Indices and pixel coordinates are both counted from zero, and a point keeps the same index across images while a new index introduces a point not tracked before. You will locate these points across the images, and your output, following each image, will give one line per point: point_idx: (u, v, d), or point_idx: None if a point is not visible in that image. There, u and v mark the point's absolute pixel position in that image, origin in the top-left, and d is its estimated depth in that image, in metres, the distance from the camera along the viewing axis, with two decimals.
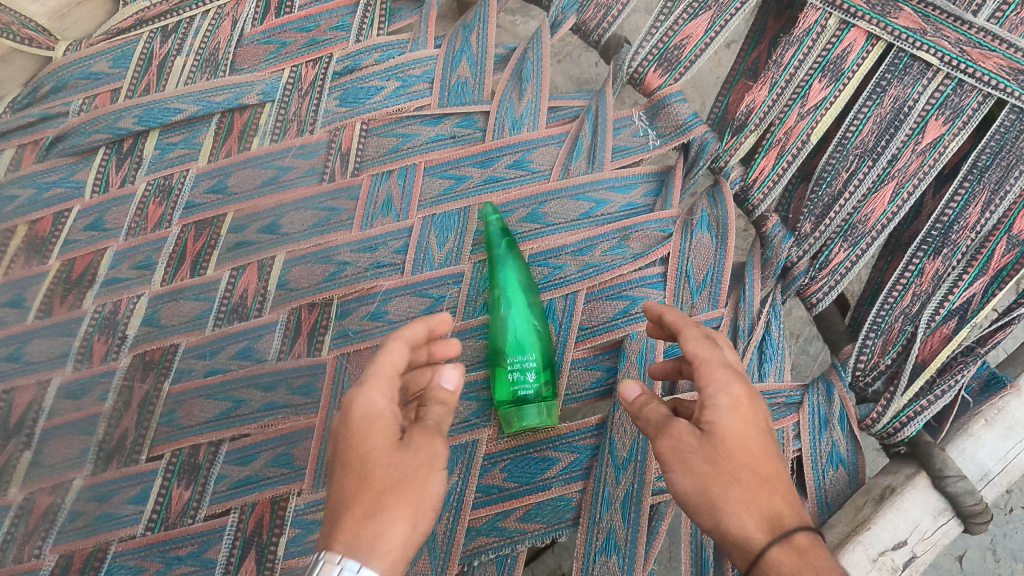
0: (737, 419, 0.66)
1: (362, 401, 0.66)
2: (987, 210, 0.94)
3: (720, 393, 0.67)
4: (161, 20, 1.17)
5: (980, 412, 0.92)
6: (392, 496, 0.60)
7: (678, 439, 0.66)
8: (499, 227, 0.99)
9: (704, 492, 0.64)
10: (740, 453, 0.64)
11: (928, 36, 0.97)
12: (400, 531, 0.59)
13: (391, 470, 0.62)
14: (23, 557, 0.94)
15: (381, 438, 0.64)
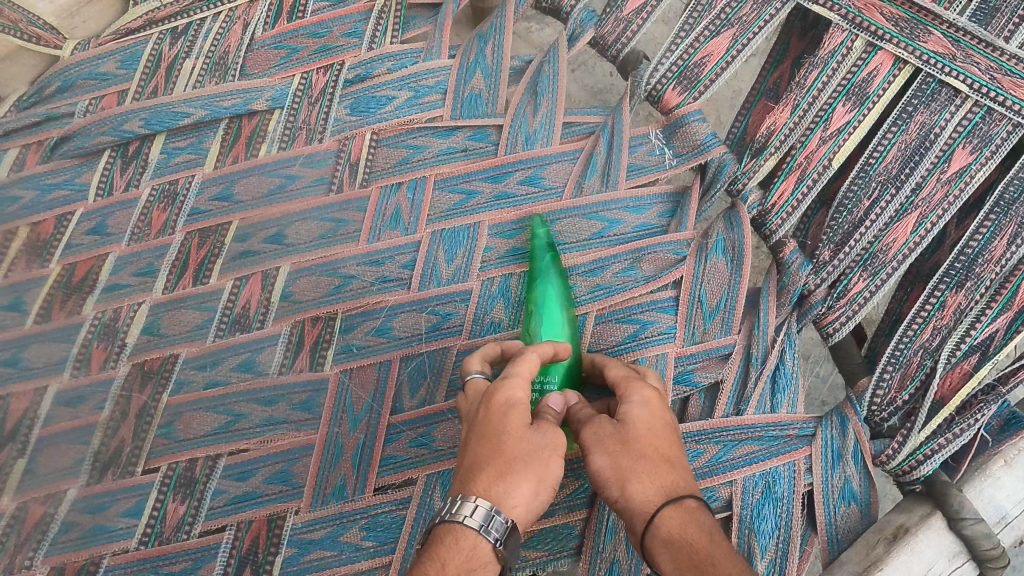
0: (646, 412, 0.75)
1: (507, 389, 0.73)
2: (1012, 244, 0.92)
3: (637, 393, 0.76)
4: (171, 22, 1.15)
5: (1000, 452, 0.89)
6: (522, 465, 0.71)
7: (599, 427, 0.75)
8: (545, 241, 0.97)
9: (615, 467, 0.73)
10: (648, 437, 0.74)
11: (957, 61, 0.94)
12: (524, 496, 0.70)
13: (524, 445, 0.72)
14: (14, 568, 0.92)
15: (518, 416, 0.73)
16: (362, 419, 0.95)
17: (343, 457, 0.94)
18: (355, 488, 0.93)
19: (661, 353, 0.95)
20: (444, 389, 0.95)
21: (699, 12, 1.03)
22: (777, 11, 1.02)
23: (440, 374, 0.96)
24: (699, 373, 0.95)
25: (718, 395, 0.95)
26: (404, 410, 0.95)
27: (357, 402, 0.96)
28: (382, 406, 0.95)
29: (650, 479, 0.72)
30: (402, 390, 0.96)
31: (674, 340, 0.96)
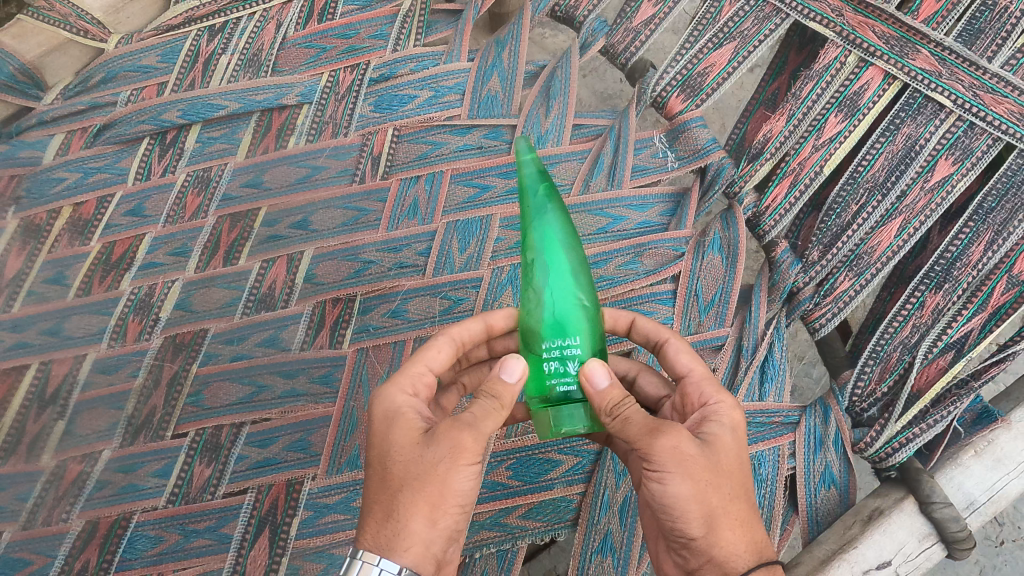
0: (732, 437, 0.72)
1: (384, 399, 0.73)
2: (989, 250, 0.98)
3: (724, 414, 0.73)
4: (209, 20, 1.23)
5: (971, 443, 0.96)
6: (409, 492, 0.67)
7: (680, 443, 0.69)
8: (534, 170, 0.76)
9: (705, 502, 0.69)
10: (738, 469, 0.71)
11: (942, 78, 1.01)
12: (417, 525, 0.67)
13: (412, 465, 0.68)
14: (52, 521, 0.99)
15: (396, 428, 0.71)
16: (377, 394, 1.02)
17: (358, 428, 1.01)
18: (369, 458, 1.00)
19: None
20: None
21: (703, 26, 1.10)
22: (776, 27, 1.08)
23: None
24: None
25: None
26: None
27: (372, 378, 1.03)
28: None
29: (735, 526, 0.70)
30: None
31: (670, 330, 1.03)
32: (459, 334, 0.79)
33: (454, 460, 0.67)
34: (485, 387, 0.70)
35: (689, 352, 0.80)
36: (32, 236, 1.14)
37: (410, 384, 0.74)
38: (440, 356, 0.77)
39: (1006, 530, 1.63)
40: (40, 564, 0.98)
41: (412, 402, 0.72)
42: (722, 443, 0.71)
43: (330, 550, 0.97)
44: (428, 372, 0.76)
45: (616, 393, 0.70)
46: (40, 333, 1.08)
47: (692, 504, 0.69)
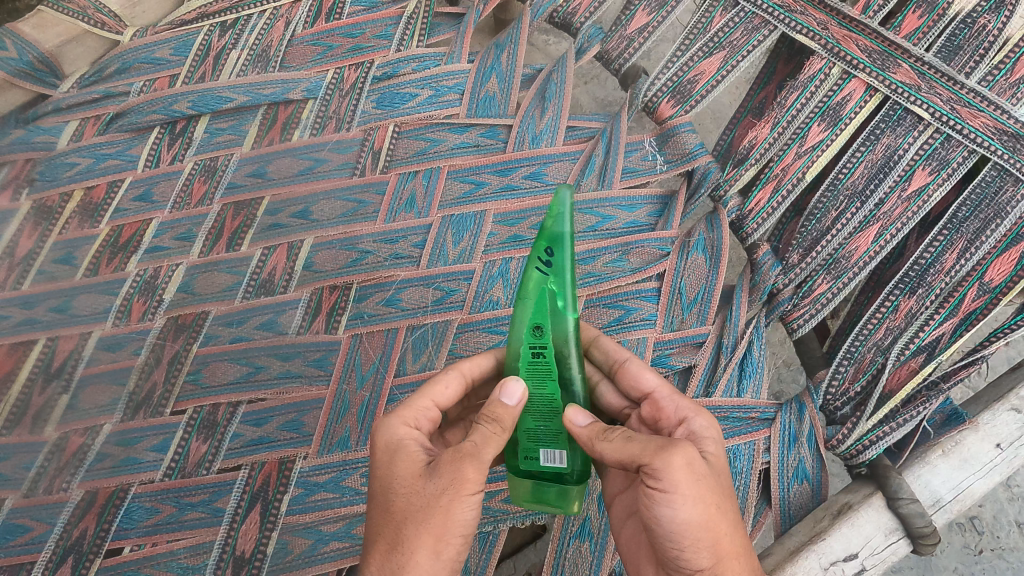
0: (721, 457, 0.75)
1: (385, 432, 0.75)
2: (962, 257, 1.02)
3: (712, 435, 0.77)
4: (221, 16, 1.28)
5: (939, 442, 0.99)
6: (413, 525, 0.70)
7: (694, 463, 0.69)
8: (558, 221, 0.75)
9: (713, 527, 0.70)
10: (733, 491, 0.74)
11: (922, 92, 1.05)
12: (421, 558, 0.69)
13: (415, 499, 0.70)
14: (53, 490, 1.04)
15: (396, 463, 0.73)
16: (369, 378, 1.06)
17: (349, 411, 1.05)
18: (359, 439, 1.03)
19: (641, 337, 1.06)
20: (444, 356, 1.06)
21: (695, 35, 1.14)
22: (764, 39, 1.12)
23: (441, 343, 1.06)
24: (675, 357, 1.06)
25: (690, 376, 1.05)
26: (407, 372, 1.06)
27: (365, 363, 1.07)
28: (388, 367, 1.06)
29: (736, 552, 0.72)
30: (406, 355, 1.07)
31: (654, 326, 1.07)
32: (471, 371, 0.80)
33: (459, 491, 0.69)
34: (488, 411, 0.72)
35: (651, 369, 0.83)
36: (44, 217, 1.18)
37: (414, 416, 0.76)
38: (448, 392, 0.78)
39: (985, 539, 1.66)
40: (40, 531, 1.02)
41: (412, 433, 0.75)
42: (717, 466, 0.74)
43: (318, 527, 1.00)
44: (434, 406, 0.78)
45: (592, 430, 0.73)
46: (48, 310, 1.13)
47: (701, 528, 0.70)
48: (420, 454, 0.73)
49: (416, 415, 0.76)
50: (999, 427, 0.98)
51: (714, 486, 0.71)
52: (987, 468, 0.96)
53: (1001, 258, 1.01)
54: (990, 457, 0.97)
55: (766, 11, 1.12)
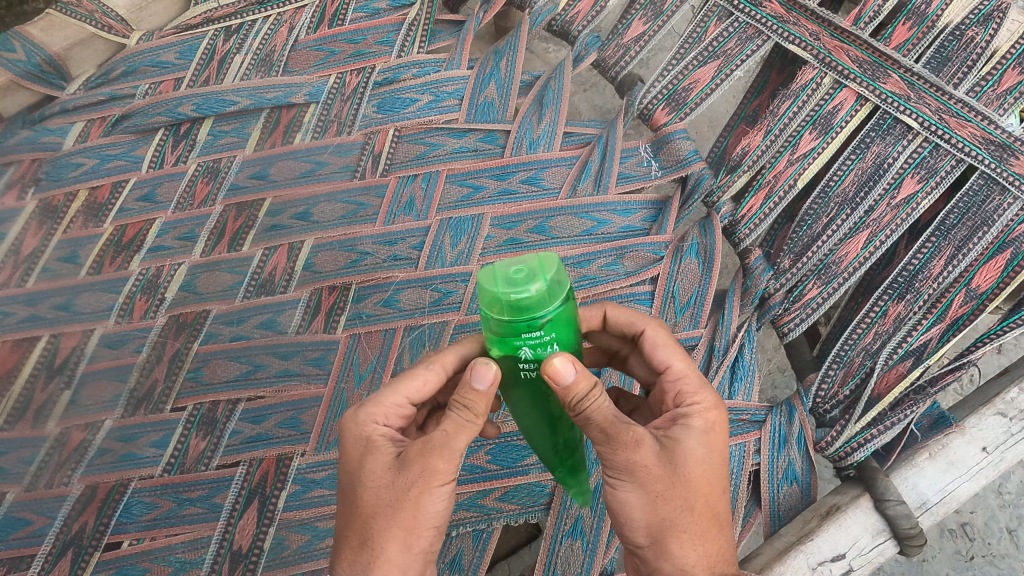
0: (697, 448, 0.71)
1: (356, 429, 0.73)
2: (950, 264, 1.04)
3: (696, 417, 0.72)
4: (226, 21, 1.30)
5: (926, 446, 1.01)
6: (381, 520, 0.70)
7: (637, 456, 0.68)
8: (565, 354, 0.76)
9: (653, 514, 0.71)
10: (698, 480, 0.71)
11: (911, 102, 1.07)
12: (392, 551, 0.71)
13: (383, 493, 0.71)
14: (54, 484, 1.05)
15: (366, 459, 0.72)
16: (366, 377, 1.07)
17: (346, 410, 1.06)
18: None
19: None
20: None
21: (690, 44, 1.17)
22: (758, 48, 1.14)
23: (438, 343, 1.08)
24: None
25: None
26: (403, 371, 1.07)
27: (363, 362, 1.08)
28: (385, 367, 1.07)
29: (688, 537, 0.72)
30: (403, 355, 1.08)
31: None
32: (453, 362, 0.76)
33: (429, 484, 0.69)
34: (459, 398, 0.68)
35: (667, 346, 0.77)
36: (50, 216, 1.20)
37: (385, 412, 0.74)
38: (425, 387, 0.75)
39: (976, 546, 1.67)
40: (41, 524, 1.03)
41: (383, 427, 0.74)
42: (686, 455, 0.70)
43: (314, 523, 1.02)
44: (407, 402, 0.75)
45: (583, 387, 0.66)
46: (52, 307, 1.15)
47: (640, 513, 0.71)
48: (390, 448, 0.72)
49: (389, 408, 0.74)
50: (985, 431, 1.00)
51: (666, 478, 0.69)
52: (974, 470, 0.98)
53: (988, 265, 1.03)
54: (976, 460, 0.98)
55: (759, 21, 1.14)
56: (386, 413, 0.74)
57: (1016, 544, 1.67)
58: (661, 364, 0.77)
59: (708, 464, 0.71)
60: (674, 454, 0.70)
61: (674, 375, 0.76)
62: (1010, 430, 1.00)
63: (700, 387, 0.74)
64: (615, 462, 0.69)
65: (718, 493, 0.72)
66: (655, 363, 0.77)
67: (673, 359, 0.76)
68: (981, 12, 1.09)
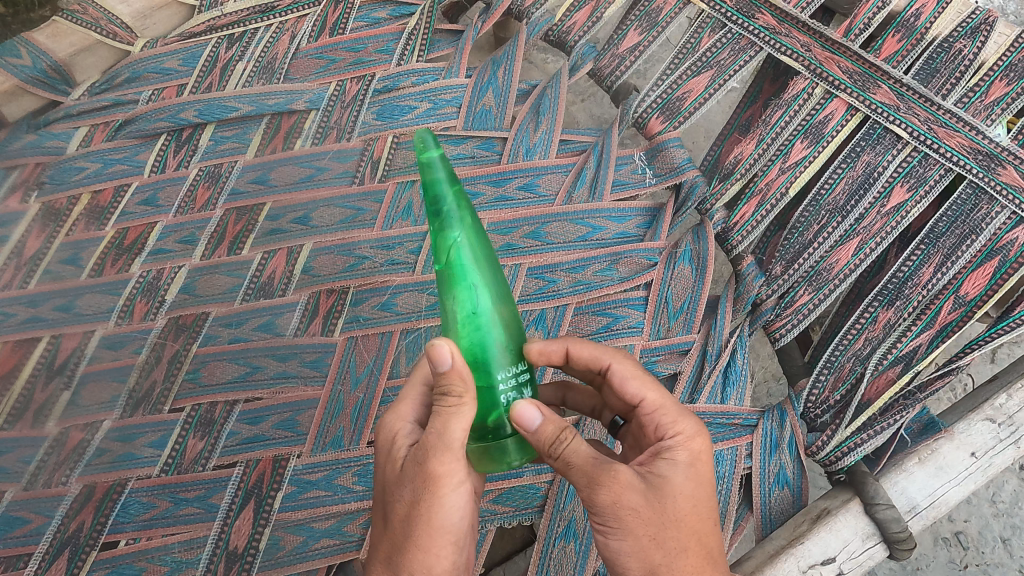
0: (686, 483, 0.71)
1: (383, 431, 0.75)
2: (939, 271, 1.06)
3: (679, 449, 0.72)
4: (229, 29, 1.33)
5: (915, 451, 1.02)
6: (400, 535, 0.71)
7: (627, 498, 0.68)
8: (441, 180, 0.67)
9: (646, 559, 0.70)
10: (689, 516, 0.70)
11: (900, 112, 1.09)
12: (416, 563, 0.70)
13: (398, 506, 0.71)
14: (52, 484, 1.06)
15: (387, 466, 0.74)
16: (363, 379, 1.09)
17: (343, 411, 1.07)
18: (351, 439, 1.06)
19: (628, 344, 1.09)
20: None
21: (684, 55, 1.19)
22: (750, 59, 1.16)
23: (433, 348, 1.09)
24: (661, 364, 1.09)
25: (675, 383, 1.08)
26: (399, 375, 1.09)
27: (359, 365, 1.10)
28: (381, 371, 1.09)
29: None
30: (399, 358, 1.10)
31: (641, 333, 1.10)
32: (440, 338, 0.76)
33: (435, 490, 0.68)
34: (436, 387, 0.66)
35: (636, 378, 0.78)
36: (52, 219, 1.22)
37: (409, 413, 0.76)
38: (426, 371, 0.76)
39: (970, 554, 1.68)
40: (39, 523, 1.04)
41: (409, 425, 0.75)
42: (674, 495, 0.70)
43: (310, 523, 1.02)
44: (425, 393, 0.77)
45: (553, 429, 0.69)
46: (53, 309, 1.16)
47: (633, 559, 0.70)
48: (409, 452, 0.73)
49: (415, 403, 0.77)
50: (974, 437, 1.01)
51: (656, 521, 0.69)
52: (962, 475, 0.99)
53: (977, 272, 1.05)
54: (965, 465, 1.00)
55: (752, 32, 1.16)
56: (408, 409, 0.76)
57: (1010, 553, 1.68)
58: (634, 399, 0.78)
59: (694, 500, 0.71)
60: (661, 496, 0.69)
61: (649, 407, 0.77)
62: (998, 436, 1.01)
63: (680, 417, 0.75)
64: (602, 508, 0.69)
65: (710, 525, 0.72)
66: (629, 398, 0.78)
67: (645, 390, 0.77)
68: (969, 24, 1.11)
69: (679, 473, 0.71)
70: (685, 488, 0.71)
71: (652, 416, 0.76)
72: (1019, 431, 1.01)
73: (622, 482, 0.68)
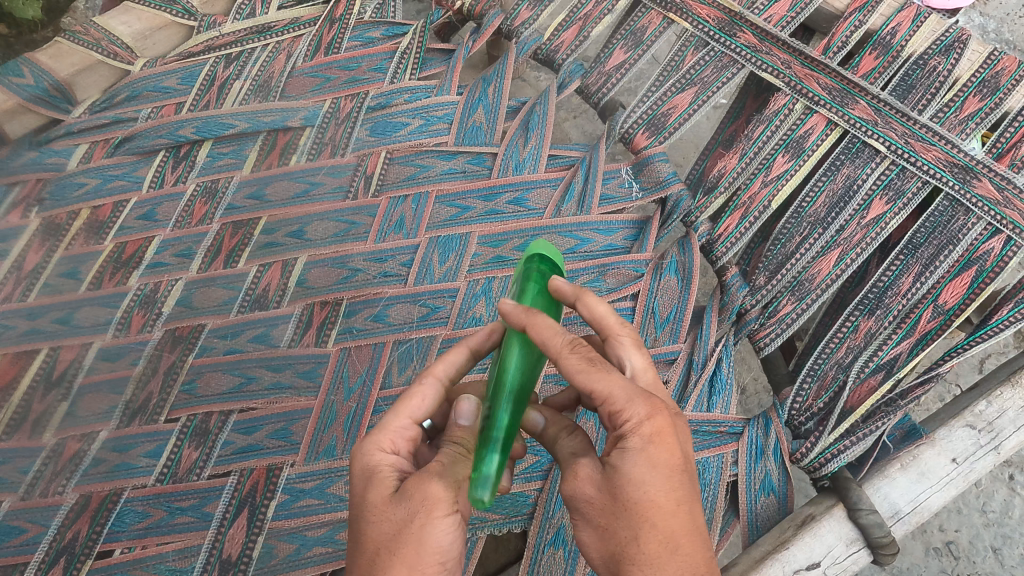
0: (635, 468, 0.67)
1: (363, 456, 0.74)
2: (918, 280, 1.08)
3: (628, 435, 0.68)
4: (227, 49, 1.37)
5: (898, 457, 1.03)
6: (385, 556, 0.68)
7: (580, 486, 0.70)
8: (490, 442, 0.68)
9: (604, 547, 0.70)
10: (643, 502, 0.67)
11: (878, 127, 1.13)
12: None
13: (387, 527, 0.69)
14: (48, 493, 1.08)
15: (369, 489, 0.72)
16: (356, 389, 1.11)
17: (336, 421, 1.09)
18: (344, 448, 1.07)
19: None
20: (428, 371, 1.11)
21: (669, 72, 1.23)
22: (732, 76, 1.20)
23: (425, 357, 1.11)
24: None
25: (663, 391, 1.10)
26: (391, 386, 1.11)
27: (352, 375, 1.12)
28: (373, 381, 1.11)
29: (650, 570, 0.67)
30: (391, 368, 1.12)
31: None
32: (445, 371, 0.77)
33: (429, 511, 0.68)
34: (450, 435, 0.74)
35: (636, 347, 0.78)
36: (52, 234, 1.24)
37: (389, 440, 0.75)
38: (424, 404, 0.76)
39: (962, 563, 1.69)
40: (34, 533, 1.05)
41: (391, 453, 0.75)
42: (621, 481, 0.68)
43: (302, 532, 1.04)
44: (412, 423, 0.76)
45: (553, 429, 0.78)
46: (52, 321, 1.18)
47: (597, 547, 0.71)
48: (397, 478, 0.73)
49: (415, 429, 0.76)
50: (954, 443, 1.03)
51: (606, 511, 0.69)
52: (944, 481, 1.01)
53: (955, 281, 1.07)
54: (946, 471, 1.01)
55: (734, 50, 1.20)
56: (392, 436, 0.75)
57: (1000, 562, 1.69)
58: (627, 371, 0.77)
59: (640, 483, 0.67)
60: (609, 485, 0.68)
61: (599, 400, 0.69)
62: (978, 442, 1.03)
63: (628, 402, 0.68)
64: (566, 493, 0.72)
65: (666, 505, 0.67)
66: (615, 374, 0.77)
67: (591, 384, 0.69)
68: (943, 42, 1.15)
69: (621, 460, 0.68)
70: (629, 471, 0.67)
71: (601, 407, 0.69)
72: (999, 438, 1.03)
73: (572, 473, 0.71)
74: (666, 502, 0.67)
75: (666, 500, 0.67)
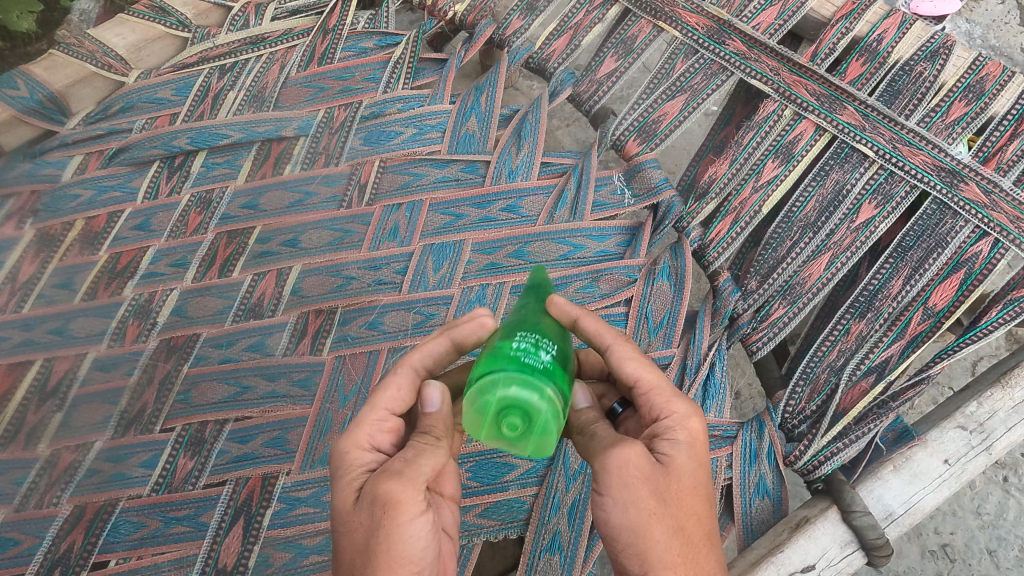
0: (688, 462, 0.72)
1: (337, 457, 0.74)
2: (908, 283, 1.10)
3: (680, 429, 0.73)
4: (221, 60, 1.37)
5: (891, 459, 1.04)
6: (360, 565, 0.68)
7: (633, 464, 0.69)
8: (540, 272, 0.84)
9: (644, 537, 0.69)
10: (688, 495, 0.71)
11: (866, 131, 1.14)
12: None
13: (358, 535, 0.69)
14: (43, 504, 1.07)
15: (341, 492, 0.72)
16: (351, 398, 1.11)
17: (331, 429, 1.09)
18: None
19: None
20: None
21: (659, 80, 1.24)
22: (722, 83, 1.21)
23: None
24: None
25: None
26: None
27: (347, 383, 1.12)
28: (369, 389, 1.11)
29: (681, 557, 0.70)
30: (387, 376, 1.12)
31: None
32: (421, 362, 0.78)
33: (394, 516, 0.67)
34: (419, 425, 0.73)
35: (639, 359, 0.76)
36: (46, 246, 1.25)
37: (365, 437, 0.74)
38: (401, 395, 0.76)
39: (958, 566, 1.69)
40: (29, 544, 1.05)
41: (364, 451, 0.74)
42: (676, 471, 0.71)
43: (298, 540, 1.04)
44: (390, 415, 0.75)
45: (587, 414, 0.77)
46: (46, 332, 1.18)
47: (633, 536, 0.70)
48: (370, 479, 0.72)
49: (394, 419, 0.76)
50: (946, 444, 1.04)
51: (659, 497, 0.69)
52: (936, 482, 1.02)
53: (944, 284, 1.09)
54: (939, 472, 1.02)
55: (723, 58, 1.22)
56: (364, 432, 0.74)
57: (996, 564, 1.69)
58: (631, 378, 0.75)
59: (690, 476, 0.71)
60: (666, 473, 0.70)
61: (645, 388, 0.75)
62: (970, 443, 1.04)
63: (676, 398, 0.74)
64: (618, 471, 0.69)
65: (705, 505, 0.73)
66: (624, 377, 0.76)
67: (642, 372, 0.75)
68: (928, 49, 1.17)
69: (677, 450, 0.71)
70: (681, 463, 0.71)
71: (646, 397, 0.75)
72: (990, 439, 1.04)
73: (629, 453, 0.69)
74: (704, 499, 0.73)
75: (704, 497, 0.73)
